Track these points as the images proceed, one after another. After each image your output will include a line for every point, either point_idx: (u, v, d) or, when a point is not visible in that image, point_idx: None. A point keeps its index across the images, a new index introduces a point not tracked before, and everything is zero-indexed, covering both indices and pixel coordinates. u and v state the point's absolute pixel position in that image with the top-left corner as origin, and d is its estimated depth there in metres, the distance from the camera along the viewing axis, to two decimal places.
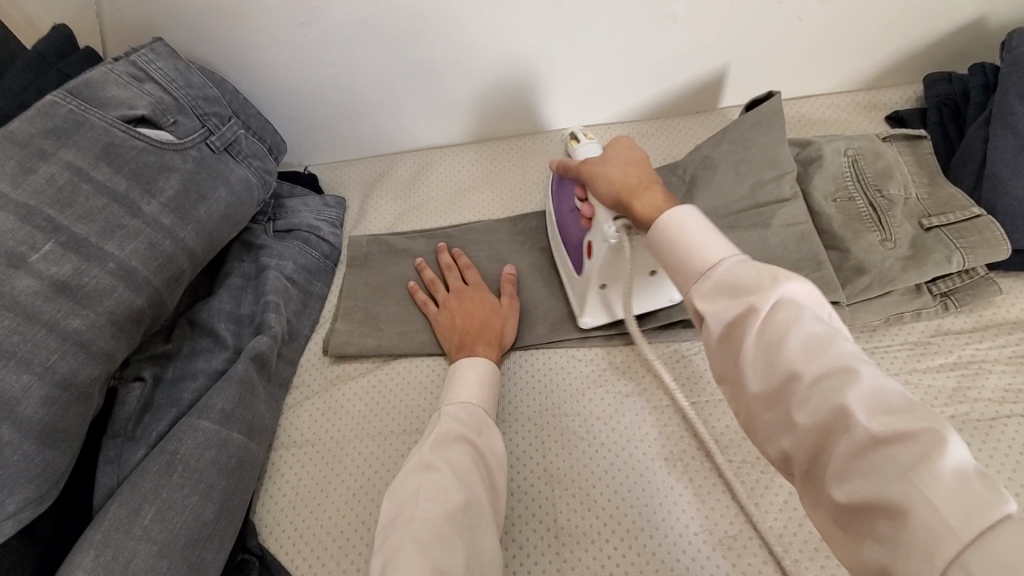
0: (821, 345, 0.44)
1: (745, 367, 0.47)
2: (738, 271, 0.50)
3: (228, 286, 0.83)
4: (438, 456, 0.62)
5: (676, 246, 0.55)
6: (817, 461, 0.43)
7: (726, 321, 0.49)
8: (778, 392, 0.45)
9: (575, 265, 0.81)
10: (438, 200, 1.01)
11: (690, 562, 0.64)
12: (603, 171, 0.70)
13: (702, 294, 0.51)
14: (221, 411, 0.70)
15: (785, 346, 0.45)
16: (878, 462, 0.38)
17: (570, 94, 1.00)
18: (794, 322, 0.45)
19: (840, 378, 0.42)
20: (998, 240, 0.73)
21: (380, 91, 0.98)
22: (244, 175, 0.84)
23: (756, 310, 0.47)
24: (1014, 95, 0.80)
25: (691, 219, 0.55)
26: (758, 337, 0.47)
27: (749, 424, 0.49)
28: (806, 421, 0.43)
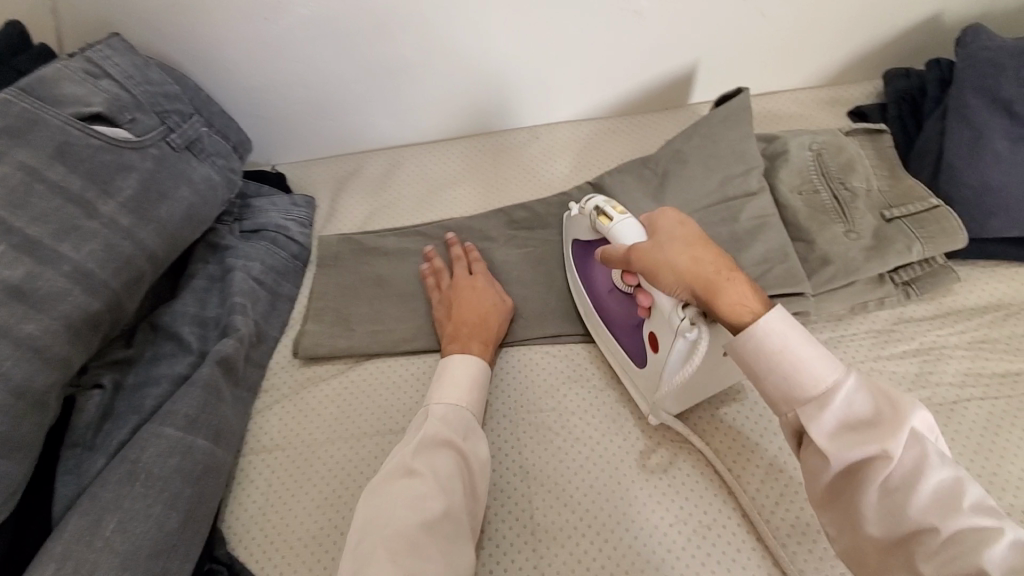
0: (948, 493, 0.46)
1: (864, 511, 0.49)
2: (857, 404, 0.51)
3: (192, 288, 0.81)
4: (420, 461, 0.62)
5: (785, 372, 0.53)
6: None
7: (853, 460, 0.49)
8: (900, 532, 0.47)
9: (629, 351, 0.73)
10: (410, 198, 1.00)
11: (666, 554, 0.64)
12: (660, 253, 0.61)
13: (819, 428, 0.51)
14: (186, 417, 0.68)
15: (914, 490, 0.47)
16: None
17: (542, 91, 1.01)
18: (923, 468, 0.47)
19: (968, 526, 0.44)
20: (955, 229, 0.76)
21: (349, 89, 0.97)
22: (207, 173, 0.81)
23: (885, 451, 0.48)
24: (969, 89, 0.83)
25: (790, 335, 0.53)
26: (884, 480, 0.48)
27: (847, 553, 0.52)
28: (927, 564, 0.45)
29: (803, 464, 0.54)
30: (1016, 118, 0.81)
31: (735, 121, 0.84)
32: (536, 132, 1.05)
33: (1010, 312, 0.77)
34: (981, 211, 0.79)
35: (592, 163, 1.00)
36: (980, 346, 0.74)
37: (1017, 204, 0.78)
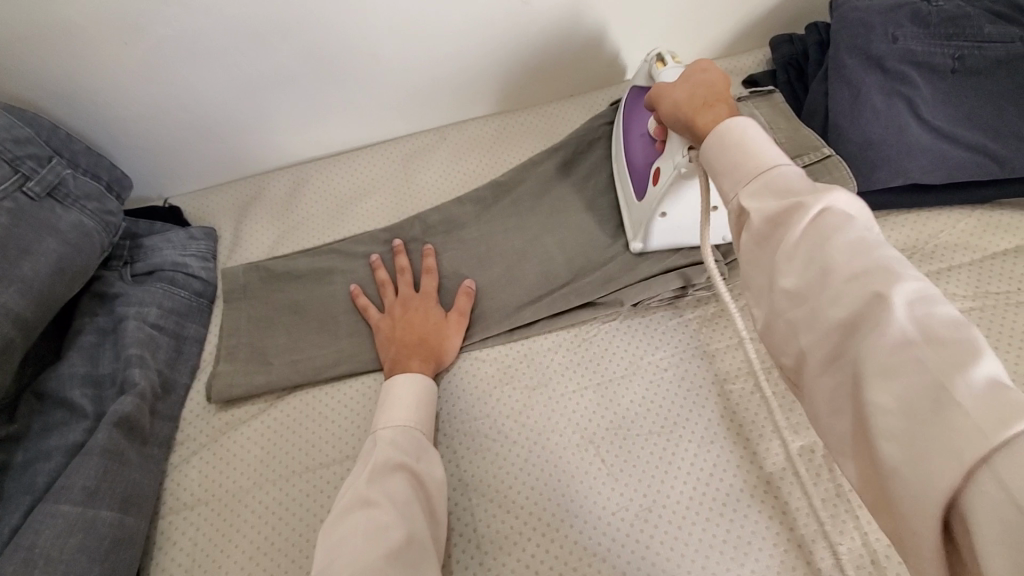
0: (864, 247, 0.40)
1: (780, 262, 0.43)
2: (794, 176, 0.46)
3: (78, 346, 0.74)
4: (376, 488, 0.57)
5: (738, 148, 0.49)
6: (840, 366, 0.38)
7: (771, 215, 0.44)
8: (800, 288, 0.41)
9: (635, 183, 0.81)
10: (318, 216, 0.95)
11: (611, 543, 0.64)
12: (671, 90, 0.62)
13: (752, 189, 0.47)
14: (85, 488, 0.63)
15: (826, 244, 0.41)
16: (914, 364, 0.34)
17: (442, 89, 0.98)
18: (840, 228, 0.41)
19: (880, 277, 0.38)
20: (846, 177, 0.80)
21: (236, 110, 0.91)
22: (77, 219, 0.74)
23: (802, 207, 0.43)
24: (844, 49, 0.87)
25: (749, 126, 0.50)
26: (802, 228, 0.42)
27: (767, 329, 0.45)
28: (840, 316, 0.38)
29: (739, 235, 0.48)
30: (889, 74, 0.85)
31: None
32: (444, 133, 1.03)
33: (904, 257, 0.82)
34: (866, 165, 0.83)
35: (501, 158, 0.99)
36: None
37: (899, 154, 0.82)
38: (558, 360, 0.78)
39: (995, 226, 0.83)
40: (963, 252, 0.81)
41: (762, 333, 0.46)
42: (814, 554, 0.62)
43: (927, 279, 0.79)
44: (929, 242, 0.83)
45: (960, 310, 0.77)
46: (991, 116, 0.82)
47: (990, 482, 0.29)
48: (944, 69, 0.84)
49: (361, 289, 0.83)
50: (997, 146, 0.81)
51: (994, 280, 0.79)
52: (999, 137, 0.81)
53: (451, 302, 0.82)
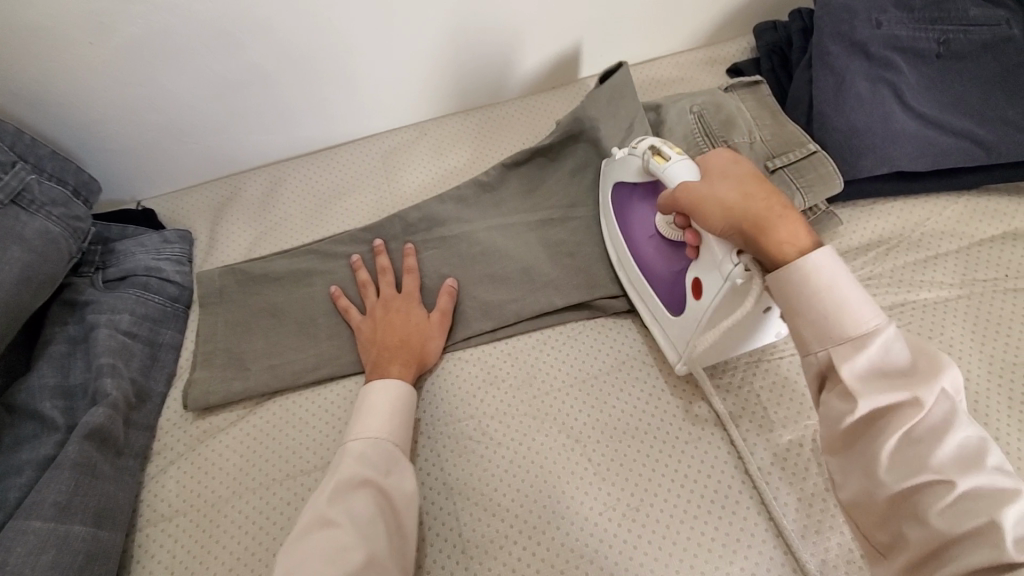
0: (969, 454, 0.45)
1: (879, 464, 0.47)
2: (903, 353, 0.50)
3: (48, 356, 0.72)
4: (338, 508, 0.56)
5: (824, 300, 0.51)
6: (930, 558, 0.44)
7: (876, 408, 0.48)
8: (900, 489, 0.46)
9: (670, 305, 0.70)
10: (297, 216, 0.93)
11: (598, 544, 0.63)
12: (710, 190, 0.58)
13: (852, 369, 0.49)
14: (56, 504, 0.61)
15: (931, 443, 0.46)
16: (979, 546, 0.41)
17: (421, 84, 0.96)
18: (930, 409, 0.47)
19: (985, 479, 0.44)
20: (831, 174, 0.78)
21: (209, 109, 0.88)
22: (42, 226, 0.72)
23: (918, 402, 0.46)
24: (828, 36, 0.85)
25: (831, 263, 0.52)
26: (902, 433, 0.47)
27: (854, 503, 0.50)
28: (937, 521, 0.43)
29: (818, 405, 0.53)
30: (873, 60, 0.83)
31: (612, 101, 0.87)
32: (424, 129, 1.01)
33: (891, 246, 0.81)
34: (852, 153, 0.81)
35: (483, 153, 0.97)
36: (869, 283, 0.78)
37: (884, 141, 0.81)
38: (543, 358, 0.76)
39: (981, 212, 0.82)
40: (949, 240, 0.81)
41: (840, 484, 0.51)
42: (804, 550, 0.62)
43: (913, 268, 0.79)
44: (916, 230, 0.82)
45: (947, 298, 0.76)
46: (976, 101, 0.81)
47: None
48: (928, 54, 0.83)
49: (342, 290, 0.81)
50: (982, 132, 0.80)
51: (981, 267, 0.78)
52: (984, 122, 0.80)
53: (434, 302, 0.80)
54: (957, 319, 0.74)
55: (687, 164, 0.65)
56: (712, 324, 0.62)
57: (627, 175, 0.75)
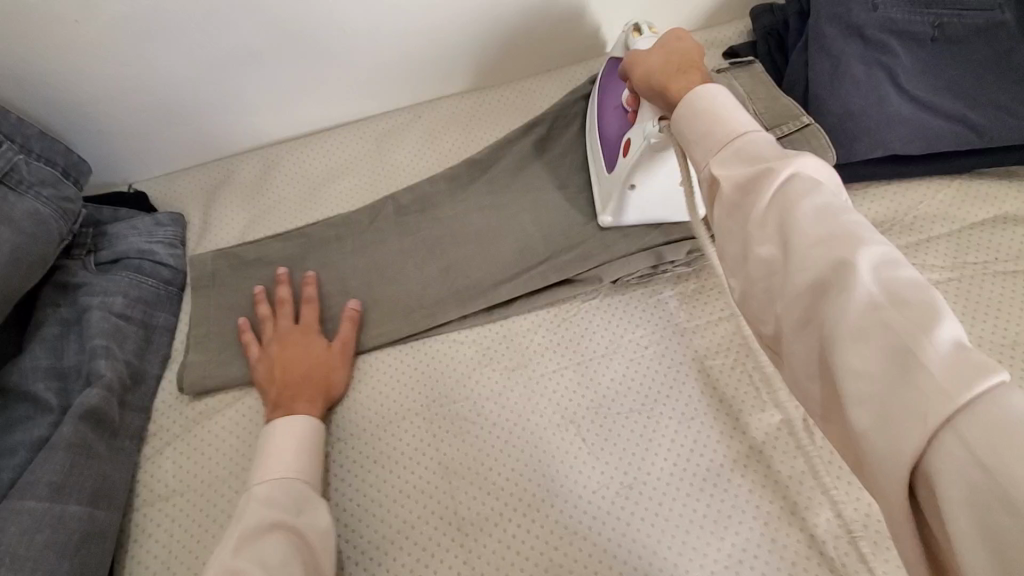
0: (832, 212, 0.41)
1: (753, 232, 0.45)
2: (766, 139, 0.48)
3: (41, 338, 0.72)
4: (246, 556, 0.54)
5: (704, 117, 0.51)
6: (805, 326, 0.40)
7: (742, 181, 0.47)
8: (780, 252, 0.43)
9: (606, 160, 0.81)
10: (291, 199, 0.92)
11: (592, 521, 0.64)
12: (645, 57, 0.63)
13: (720, 159, 0.49)
14: (50, 484, 0.61)
15: (794, 221, 0.42)
16: (869, 331, 0.35)
17: (416, 65, 0.95)
18: (807, 194, 0.43)
19: (851, 241, 0.39)
20: (824, 147, 0.78)
21: (201, 90, 0.87)
22: (31, 207, 0.71)
23: (777, 168, 0.44)
24: (825, 18, 0.84)
25: (720, 95, 0.52)
26: (773, 199, 0.44)
27: (745, 296, 0.46)
28: (813, 283, 0.39)
29: (715, 205, 0.50)
30: (868, 43, 0.83)
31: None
32: (419, 111, 1.00)
33: (883, 230, 0.81)
34: (846, 137, 0.82)
35: (478, 136, 0.96)
36: None
37: (877, 125, 0.81)
38: (538, 340, 0.77)
39: (973, 196, 0.83)
40: (941, 223, 0.81)
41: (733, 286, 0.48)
42: (794, 526, 0.63)
43: (905, 251, 0.79)
44: (909, 214, 0.82)
45: (938, 281, 0.77)
46: (971, 85, 0.81)
47: (955, 443, 0.30)
48: (923, 37, 0.83)
49: (247, 322, 0.78)
50: (976, 116, 0.80)
51: (972, 250, 0.79)
52: (978, 106, 0.81)
53: (336, 330, 0.78)
54: (947, 302, 0.75)
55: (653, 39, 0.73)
56: (632, 174, 0.74)
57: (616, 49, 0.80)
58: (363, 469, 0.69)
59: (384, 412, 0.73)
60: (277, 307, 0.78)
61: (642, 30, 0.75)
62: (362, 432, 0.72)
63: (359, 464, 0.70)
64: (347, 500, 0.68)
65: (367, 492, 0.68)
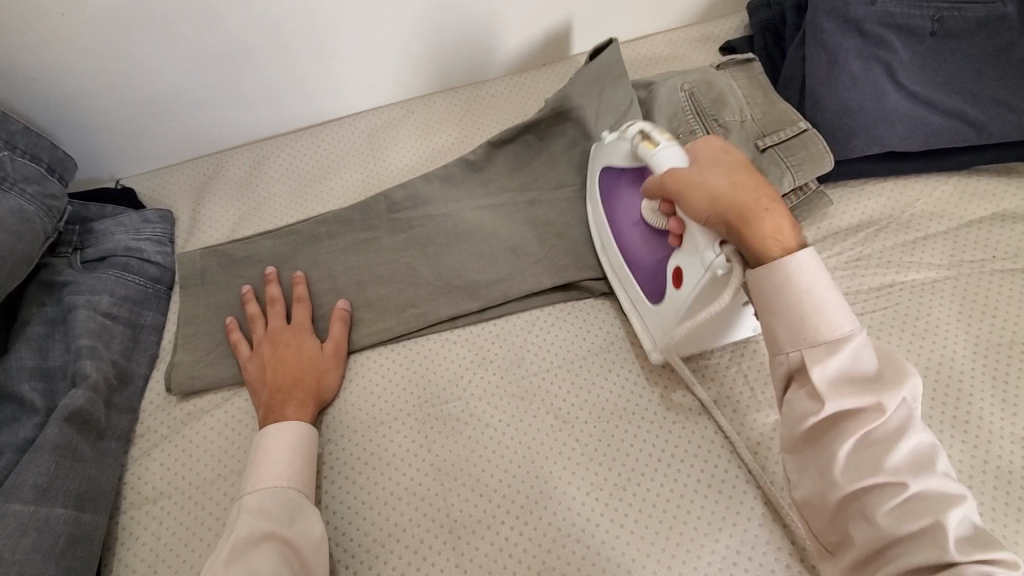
0: (921, 457, 0.47)
1: (837, 461, 0.48)
2: (866, 362, 0.50)
3: (26, 339, 0.71)
4: (236, 569, 0.54)
5: (803, 302, 0.50)
6: (874, 555, 0.46)
7: (842, 410, 0.49)
8: (848, 495, 0.47)
9: (651, 298, 0.70)
10: (282, 196, 0.91)
11: (586, 524, 0.64)
12: (700, 178, 0.57)
13: (821, 369, 0.50)
14: (35, 487, 0.60)
15: (884, 466, 0.46)
16: (931, 569, 0.43)
17: (409, 60, 0.93)
18: (891, 419, 0.48)
19: (923, 465, 0.46)
20: (821, 153, 0.78)
21: (190, 86, 0.86)
22: (15, 204, 0.70)
23: (879, 411, 0.47)
24: (821, 11, 0.83)
25: (819, 275, 0.51)
26: (857, 438, 0.48)
27: (806, 501, 0.51)
28: (885, 522, 0.45)
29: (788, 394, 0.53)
30: (867, 37, 0.82)
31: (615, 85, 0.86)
32: (411, 107, 0.98)
33: (880, 227, 0.81)
34: (843, 133, 0.81)
35: (471, 133, 0.95)
36: (857, 264, 0.78)
37: (875, 121, 0.80)
38: (531, 339, 0.76)
39: (970, 193, 0.82)
40: (939, 221, 0.80)
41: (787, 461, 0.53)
42: (789, 528, 0.62)
43: (902, 249, 0.79)
44: (906, 211, 0.81)
45: (935, 280, 0.76)
46: (969, 80, 0.81)
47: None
48: (922, 31, 0.82)
49: (237, 322, 0.77)
50: (974, 112, 0.79)
51: (969, 248, 0.78)
52: (976, 102, 0.80)
53: (327, 330, 0.77)
54: (944, 300, 0.74)
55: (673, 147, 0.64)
56: (691, 313, 0.63)
57: (616, 159, 0.74)
58: (355, 470, 0.69)
59: (376, 413, 0.72)
60: (266, 307, 0.77)
61: (654, 138, 0.66)
62: (353, 433, 0.71)
63: (351, 465, 0.69)
64: (338, 501, 0.67)
65: (359, 494, 0.67)
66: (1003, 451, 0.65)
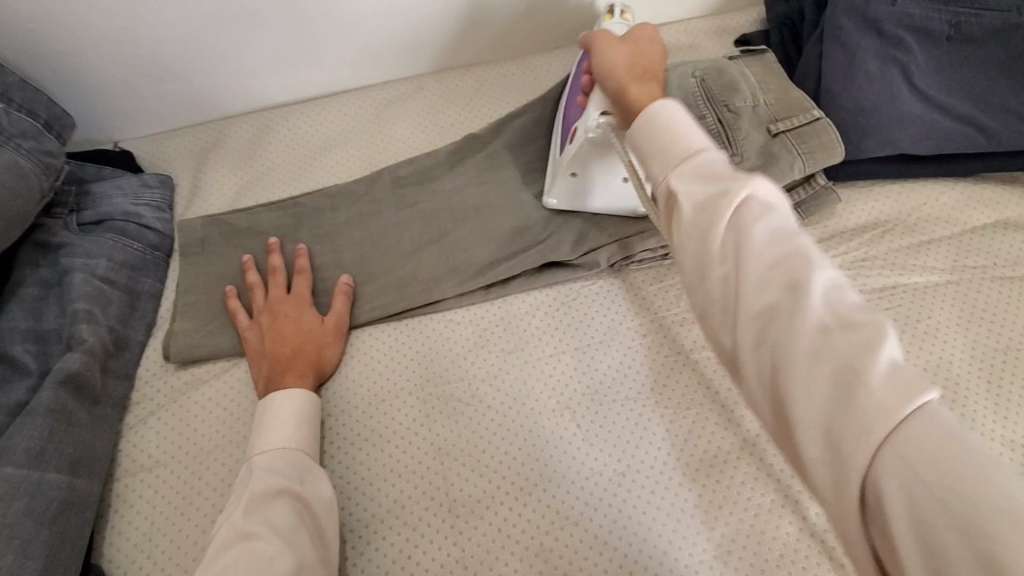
0: (785, 234, 0.41)
1: (715, 257, 0.42)
2: (720, 164, 0.45)
3: (20, 300, 0.69)
4: (257, 520, 0.54)
5: (666, 132, 0.49)
6: (767, 354, 0.39)
7: (703, 203, 0.43)
8: (730, 283, 0.41)
9: (559, 143, 0.78)
10: (285, 165, 0.89)
11: (585, 507, 0.64)
12: (614, 52, 0.63)
13: (681, 175, 0.45)
14: (29, 450, 0.59)
15: (748, 253, 0.40)
16: (830, 351, 0.36)
17: (421, 32, 0.91)
18: (766, 219, 0.41)
19: (799, 261, 0.39)
20: (833, 142, 0.77)
21: (195, 46, 0.83)
22: (10, 158, 0.68)
23: (734, 197, 0.42)
24: (841, 10, 0.83)
25: (676, 111, 0.50)
26: (731, 222, 0.42)
27: (705, 319, 0.44)
28: (767, 302, 0.39)
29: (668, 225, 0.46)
30: (885, 38, 0.82)
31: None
32: (421, 82, 0.96)
33: (886, 228, 0.81)
34: (857, 133, 0.81)
35: (481, 112, 0.94)
36: (862, 264, 0.78)
37: (889, 122, 0.80)
38: (536, 323, 0.76)
39: (975, 200, 0.83)
40: (943, 225, 0.81)
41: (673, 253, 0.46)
42: (783, 518, 0.63)
43: (907, 252, 0.79)
44: (912, 214, 0.82)
45: (937, 283, 0.77)
46: (981, 87, 0.81)
47: (895, 456, 0.32)
48: (939, 35, 0.82)
49: (236, 290, 0.75)
50: (986, 119, 0.80)
51: (972, 254, 0.79)
52: (988, 109, 0.80)
53: (329, 304, 0.76)
54: (945, 304, 0.75)
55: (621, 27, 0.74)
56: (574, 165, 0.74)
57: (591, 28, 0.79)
58: (354, 447, 0.68)
59: (377, 389, 0.71)
60: (267, 277, 0.75)
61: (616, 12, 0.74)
62: (355, 409, 0.70)
63: (351, 442, 0.68)
64: (338, 477, 0.67)
65: (358, 471, 0.67)
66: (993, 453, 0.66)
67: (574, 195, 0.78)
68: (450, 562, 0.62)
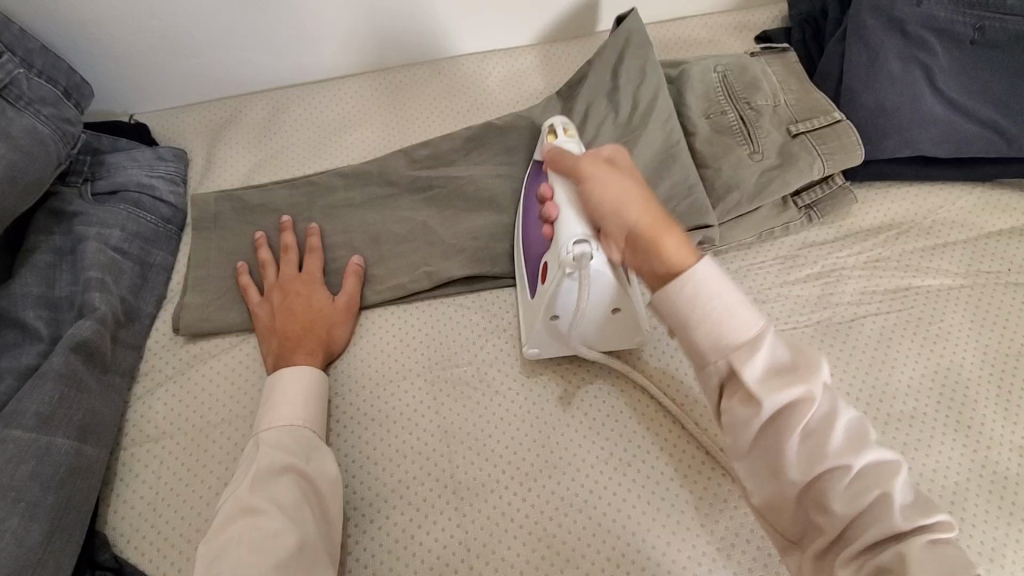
0: (849, 430, 0.45)
1: (784, 460, 0.45)
2: (779, 352, 0.46)
3: (33, 266, 0.69)
4: (261, 494, 0.54)
5: (711, 317, 0.46)
6: (838, 540, 0.44)
7: (775, 409, 0.45)
8: (801, 485, 0.45)
9: (530, 287, 0.69)
10: (300, 145, 0.89)
11: (588, 495, 0.64)
12: (609, 187, 0.57)
13: (749, 374, 0.45)
14: (38, 414, 0.59)
15: (821, 455, 0.44)
16: (890, 549, 0.42)
17: (440, 15, 0.90)
18: (829, 418, 0.44)
19: (873, 467, 0.44)
20: (853, 144, 0.76)
21: (215, 22, 0.83)
22: (29, 124, 0.68)
23: (810, 400, 0.44)
24: (866, 8, 0.82)
25: (718, 278, 0.47)
26: (801, 430, 0.44)
27: (766, 505, 0.48)
28: (842, 508, 0.43)
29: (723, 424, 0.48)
30: (908, 38, 0.81)
31: (629, 54, 0.82)
32: (437, 67, 0.96)
33: (902, 231, 0.80)
34: (876, 133, 0.80)
35: (497, 100, 0.93)
36: (875, 265, 0.78)
37: (909, 123, 0.79)
38: None
39: (991, 206, 0.83)
40: (959, 230, 0.81)
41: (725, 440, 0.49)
42: None
43: (921, 255, 0.79)
44: (927, 217, 0.81)
45: (951, 286, 0.77)
46: (1003, 92, 0.80)
47: None
48: (963, 38, 0.81)
49: (248, 267, 0.75)
50: (1007, 124, 0.79)
51: (986, 260, 0.78)
52: (1009, 114, 0.79)
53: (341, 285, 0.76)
54: (957, 308, 0.75)
55: (575, 143, 0.69)
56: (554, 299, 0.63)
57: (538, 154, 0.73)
58: (361, 426, 0.68)
59: (385, 370, 0.71)
60: (280, 256, 0.75)
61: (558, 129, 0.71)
62: (362, 389, 0.70)
63: (358, 421, 0.68)
64: (344, 455, 0.67)
65: (364, 450, 0.67)
66: (1002, 459, 0.66)
67: (562, 341, 0.67)
68: (453, 545, 0.62)
